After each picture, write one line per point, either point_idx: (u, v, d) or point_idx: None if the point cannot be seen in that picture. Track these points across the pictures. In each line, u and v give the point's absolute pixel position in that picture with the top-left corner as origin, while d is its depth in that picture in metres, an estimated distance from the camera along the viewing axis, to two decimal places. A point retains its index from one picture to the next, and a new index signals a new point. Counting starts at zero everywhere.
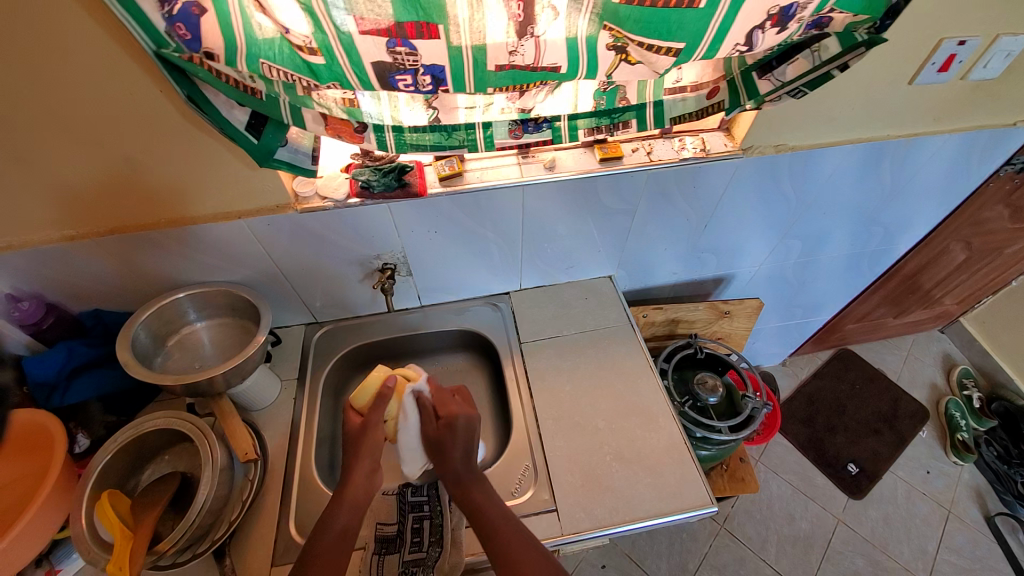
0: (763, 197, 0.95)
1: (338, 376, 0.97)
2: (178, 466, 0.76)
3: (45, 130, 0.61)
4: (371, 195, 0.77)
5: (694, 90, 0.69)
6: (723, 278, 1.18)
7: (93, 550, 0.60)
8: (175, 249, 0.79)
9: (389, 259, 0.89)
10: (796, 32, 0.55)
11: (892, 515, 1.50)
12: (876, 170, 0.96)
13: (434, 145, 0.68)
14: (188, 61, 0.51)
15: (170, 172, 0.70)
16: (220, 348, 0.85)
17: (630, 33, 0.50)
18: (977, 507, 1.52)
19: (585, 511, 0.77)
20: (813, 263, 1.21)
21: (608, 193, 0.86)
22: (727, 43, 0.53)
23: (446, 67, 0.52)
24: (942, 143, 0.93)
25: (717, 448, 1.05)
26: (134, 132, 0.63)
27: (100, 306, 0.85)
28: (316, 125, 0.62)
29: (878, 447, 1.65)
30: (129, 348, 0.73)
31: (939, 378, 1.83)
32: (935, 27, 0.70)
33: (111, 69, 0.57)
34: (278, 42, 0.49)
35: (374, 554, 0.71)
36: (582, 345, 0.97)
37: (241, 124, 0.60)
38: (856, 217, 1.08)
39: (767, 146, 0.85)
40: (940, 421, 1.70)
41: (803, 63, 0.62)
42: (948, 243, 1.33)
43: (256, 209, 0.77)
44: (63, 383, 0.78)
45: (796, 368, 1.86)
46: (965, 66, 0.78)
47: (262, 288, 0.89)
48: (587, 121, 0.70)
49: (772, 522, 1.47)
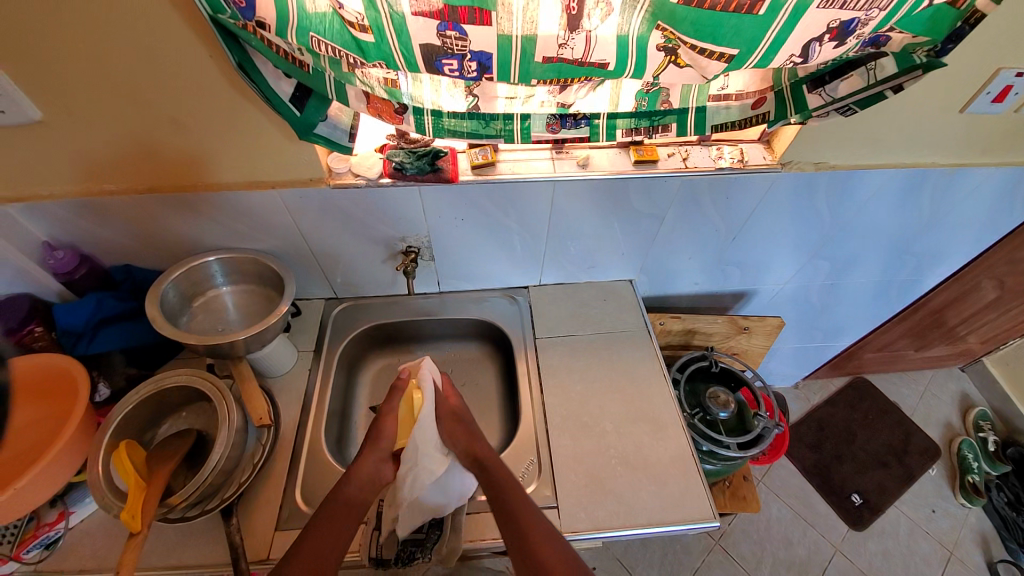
0: (795, 215, 0.93)
1: (352, 353, 0.99)
2: (194, 423, 0.78)
3: (97, 86, 0.62)
4: (403, 176, 0.78)
5: (740, 98, 0.67)
6: (745, 293, 1.16)
7: (107, 498, 0.62)
8: (207, 213, 0.80)
9: (413, 243, 0.90)
10: (853, 48, 0.54)
11: (892, 550, 1.47)
12: (916, 198, 0.93)
13: (470, 132, 0.68)
14: (241, 29, 0.52)
15: (210, 137, 0.71)
16: (242, 314, 0.86)
17: (683, 34, 0.49)
18: (982, 552, 1.48)
19: (584, 511, 0.77)
20: (839, 287, 1.19)
21: (638, 196, 0.85)
22: (782, 54, 0.52)
23: (493, 55, 0.52)
24: (988, 176, 0.90)
25: (722, 464, 1.04)
26: (180, 95, 0.65)
27: (132, 262, 0.87)
28: (358, 103, 0.62)
29: (885, 480, 1.62)
30: (156, 305, 0.75)
31: (956, 417, 1.78)
32: (995, 57, 0.68)
33: (164, 30, 0.58)
34: (329, 17, 0.50)
35: (375, 528, 0.73)
36: (596, 347, 0.97)
37: (287, 96, 0.61)
38: (889, 244, 1.05)
39: (806, 163, 0.84)
40: (952, 461, 1.66)
41: (856, 80, 0.60)
42: (981, 280, 1.29)
43: (289, 180, 0.78)
44: (89, 333, 0.80)
45: (808, 391, 1.82)
46: (1020, 99, 0.75)
47: (287, 259, 0.91)
48: (626, 121, 0.70)
49: (769, 544, 1.46)
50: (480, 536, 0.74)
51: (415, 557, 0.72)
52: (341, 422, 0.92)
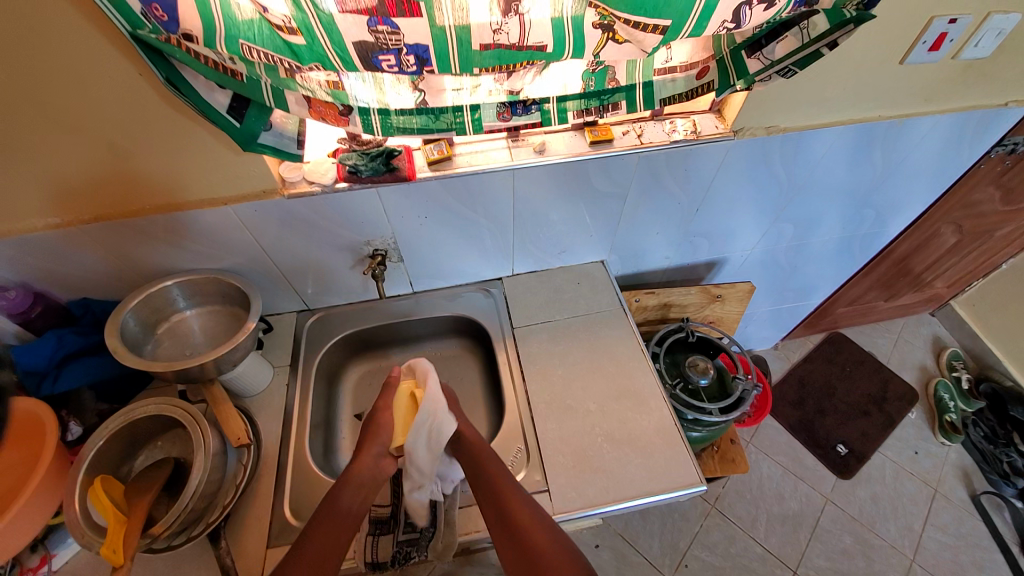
0: (754, 180, 0.95)
1: (330, 363, 0.98)
2: (171, 452, 0.76)
3: (22, 115, 0.59)
4: (359, 179, 0.76)
5: (685, 70, 0.68)
6: (716, 262, 1.18)
7: (87, 534, 0.60)
8: (162, 237, 0.78)
9: (379, 245, 0.89)
10: (784, 9, 0.54)
11: (879, 494, 1.53)
12: (867, 153, 0.96)
13: (420, 128, 0.67)
14: (165, 43, 0.50)
15: (154, 158, 0.69)
16: (210, 337, 0.84)
17: (616, 10, 0.50)
18: (963, 486, 1.56)
19: (576, 491, 0.78)
20: (805, 247, 1.22)
21: (598, 176, 0.85)
22: (714, 20, 0.53)
23: (430, 47, 0.51)
24: (934, 124, 0.93)
25: (707, 430, 1.07)
26: (115, 117, 0.62)
27: (89, 295, 0.84)
28: (300, 108, 0.60)
29: (867, 428, 1.68)
30: (117, 336, 0.73)
31: (929, 360, 1.85)
32: (927, 6, 0.70)
33: (90, 52, 0.55)
34: (257, 22, 0.48)
35: (368, 534, 0.73)
36: (574, 330, 0.97)
37: (224, 107, 0.60)
38: (849, 199, 1.08)
39: (758, 129, 0.85)
40: (929, 402, 1.73)
41: (791, 42, 0.61)
42: (939, 226, 1.33)
43: (242, 195, 0.76)
44: (54, 372, 0.77)
45: (788, 351, 1.88)
46: (956, 45, 0.78)
47: (252, 275, 0.89)
48: (576, 103, 0.69)
49: (763, 502, 1.50)
50: (474, 528, 0.74)
51: (411, 557, 0.71)
52: (326, 432, 0.92)
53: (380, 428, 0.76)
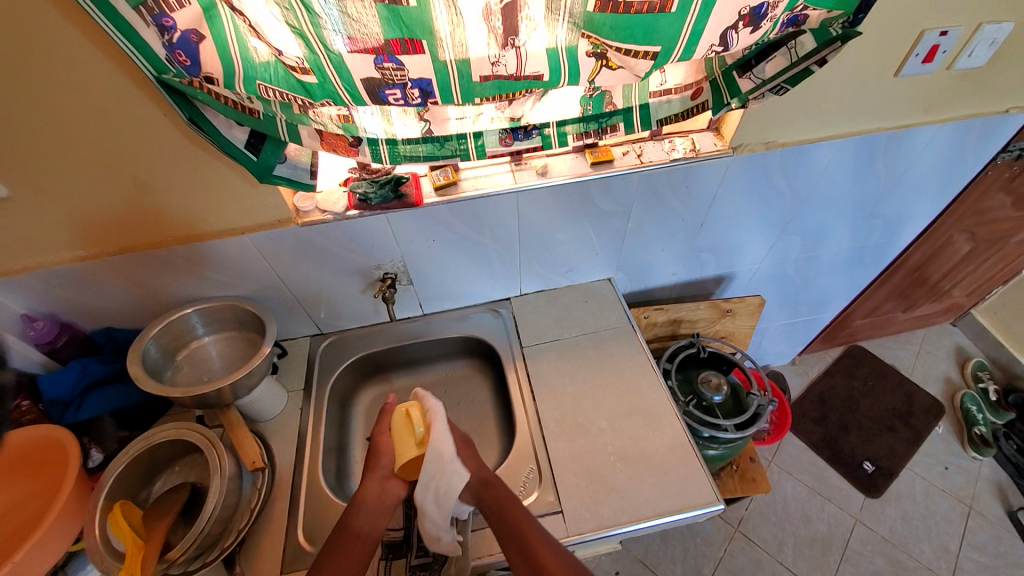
0: (756, 195, 0.96)
1: (343, 386, 0.99)
2: (188, 477, 0.78)
3: (57, 156, 0.64)
4: (369, 207, 0.79)
5: (679, 92, 0.70)
6: (724, 276, 1.18)
7: (106, 560, 0.61)
8: (184, 267, 0.82)
9: (389, 269, 0.91)
10: (771, 30, 0.57)
11: (911, 514, 1.47)
12: (870, 164, 0.96)
13: (427, 156, 0.70)
14: (187, 85, 0.54)
15: (176, 192, 0.73)
16: (227, 362, 0.87)
17: (608, 39, 0.52)
18: (1000, 503, 1.48)
19: (589, 512, 0.77)
20: (814, 259, 1.21)
21: (601, 196, 0.87)
22: (703, 44, 0.55)
23: (433, 80, 0.54)
24: (935, 133, 0.93)
25: (724, 448, 1.04)
26: (141, 155, 0.67)
27: (113, 324, 0.88)
28: (312, 141, 0.64)
29: (894, 444, 1.62)
30: (139, 362, 0.76)
31: (954, 372, 1.80)
32: (916, 20, 0.72)
33: (121, 97, 0.60)
34: (273, 64, 0.52)
35: (382, 558, 0.73)
36: (583, 348, 0.98)
37: (241, 143, 0.63)
38: (855, 210, 1.08)
39: (757, 144, 0.87)
40: (956, 416, 1.67)
41: (781, 60, 0.64)
42: (951, 233, 1.32)
43: (258, 224, 0.80)
44: (76, 401, 0.80)
45: (806, 366, 1.84)
46: (949, 56, 0.79)
47: (267, 301, 0.92)
48: (574, 127, 0.72)
49: (789, 524, 1.45)
50: (487, 552, 0.74)
51: None
52: (339, 456, 0.92)
53: (381, 455, 0.73)
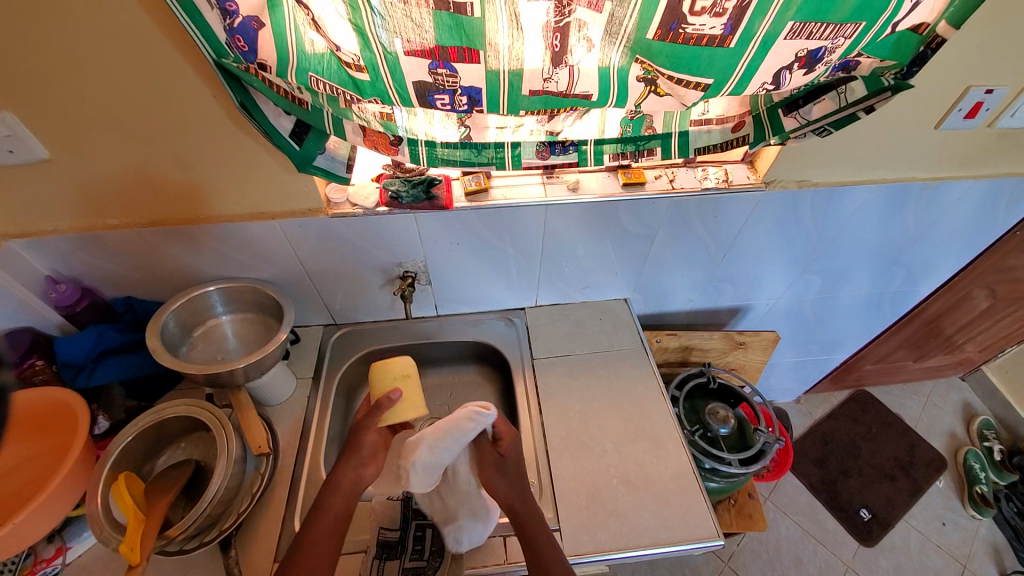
0: (782, 231, 0.96)
1: (350, 378, 0.99)
2: (192, 454, 0.78)
3: (102, 126, 0.65)
4: (399, 205, 0.80)
5: (721, 122, 0.70)
6: (740, 308, 1.18)
7: (105, 530, 0.62)
8: (208, 245, 0.83)
9: (410, 267, 0.92)
10: (822, 74, 0.57)
11: (904, 567, 1.44)
12: (899, 213, 0.96)
13: (463, 161, 0.71)
14: (243, 71, 0.54)
15: (210, 173, 0.74)
16: (241, 343, 0.87)
17: (660, 66, 0.52)
18: (995, 565, 1.46)
19: (588, 533, 0.76)
20: (832, 300, 1.20)
21: (628, 217, 0.87)
22: (755, 82, 0.55)
23: (483, 90, 0.54)
24: (967, 188, 0.93)
25: (725, 481, 1.03)
26: (183, 130, 0.67)
27: (132, 294, 0.89)
28: (355, 137, 0.65)
29: (893, 494, 1.60)
30: (157, 336, 0.76)
31: (958, 427, 1.77)
32: (963, 76, 0.71)
33: (170, 75, 0.61)
34: (327, 57, 0.53)
35: (376, 557, 0.72)
36: (593, 366, 0.97)
37: (286, 131, 0.64)
38: (879, 256, 1.07)
39: (789, 181, 0.86)
40: (958, 472, 1.64)
41: (828, 104, 0.64)
42: (972, 288, 1.31)
43: (288, 211, 0.80)
44: (90, 365, 0.81)
45: (810, 406, 1.82)
46: (991, 114, 0.79)
47: (286, 287, 0.92)
48: (612, 147, 0.72)
49: (779, 565, 1.43)
50: (482, 562, 0.73)
51: None
52: (341, 448, 0.93)
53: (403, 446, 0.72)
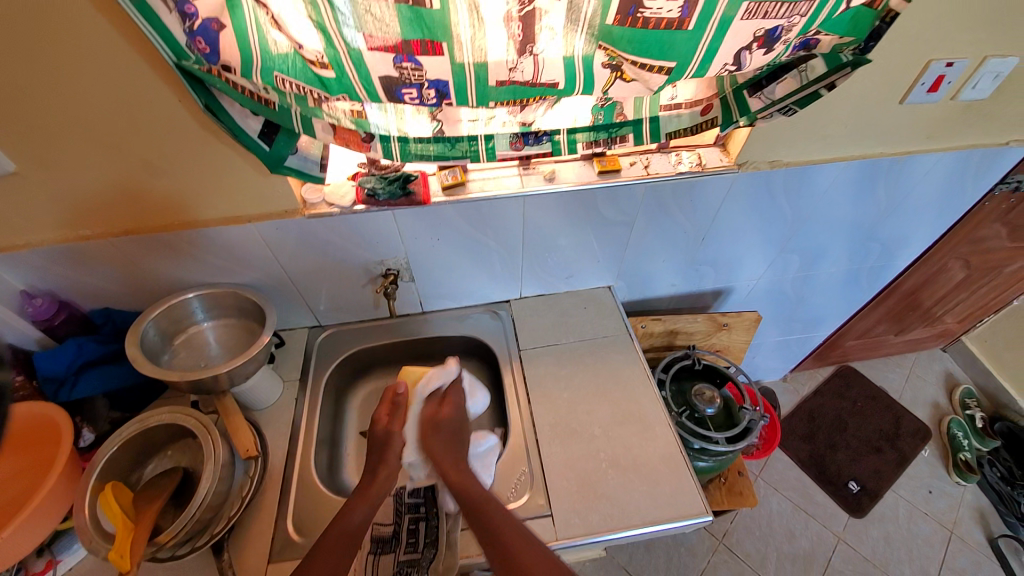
0: (758, 212, 0.97)
1: (338, 379, 0.99)
2: (179, 462, 0.78)
3: (67, 135, 0.64)
4: (376, 202, 0.80)
5: (689, 106, 0.71)
6: (723, 290, 1.19)
7: (95, 541, 0.61)
8: (186, 252, 0.82)
9: (392, 265, 0.92)
10: (783, 53, 0.58)
11: (893, 535, 1.48)
12: (871, 189, 0.98)
13: (437, 155, 0.71)
14: (206, 73, 0.54)
15: (182, 178, 0.73)
16: (225, 349, 0.87)
17: (624, 52, 0.53)
18: (980, 528, 1.50)
19: (580, 517, 0.77)
20: (812, 278, 1.23)
21: (606, 205, 0.88)
22: (716, 63, 0.56)
23: (450, 82, 0.54)
24: (935, 161, 0.95)
25: (714, 460, 1.05)
26: (151, 136, 0.67)
27: (111, 305, 0.88)
28: (326, 135, 0.65)
29: (880, 465, 1.64)
30: (137, 345, 0.75)
31: (941, 397, 1.82)
32: (923, 51, 0.73)
33: (135, 80, 0.60)
34: (291, 56, 0.53)
35: (370, 553, 0.72)
36: (579, 354, 0.98)
37: (255, 132, 0.64)
38: (854, 232, 1.09)
39: (762, 162, 0.88)
40: (942, 440, 1.69)
41: (791, 82, 0.65)
42: (946, 260, 1.34)
43: (265, 213, 0.80)
44: (71, 379, 0.80)
45: (797, 384, 1.85)
46: (954, 87, 0.80)
47: (268, 290, 0.92)
48: (585, 135, 0.72)
49: (773, 540, 1.46)
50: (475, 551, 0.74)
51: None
52: (332, 448, 0.93)
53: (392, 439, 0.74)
